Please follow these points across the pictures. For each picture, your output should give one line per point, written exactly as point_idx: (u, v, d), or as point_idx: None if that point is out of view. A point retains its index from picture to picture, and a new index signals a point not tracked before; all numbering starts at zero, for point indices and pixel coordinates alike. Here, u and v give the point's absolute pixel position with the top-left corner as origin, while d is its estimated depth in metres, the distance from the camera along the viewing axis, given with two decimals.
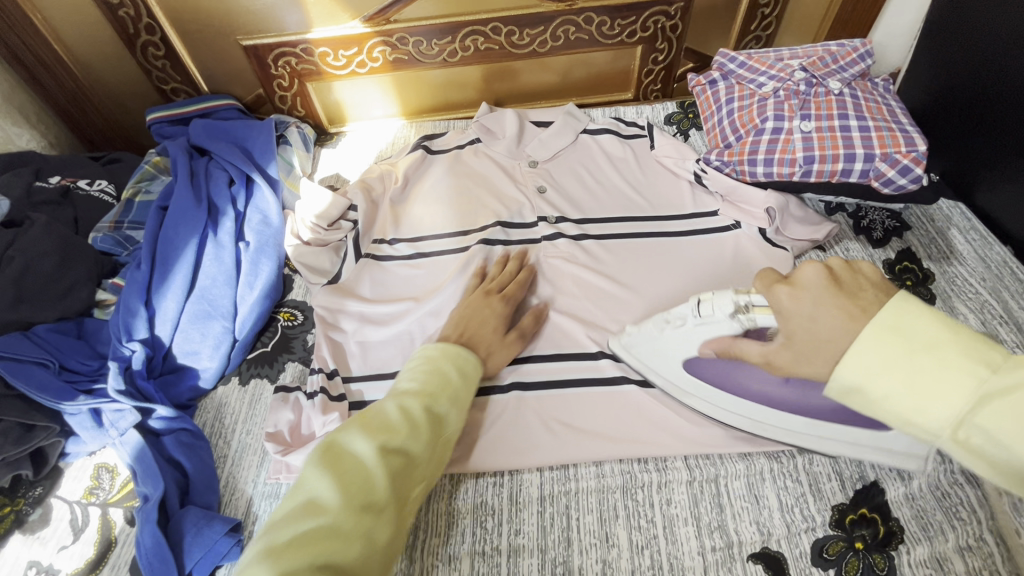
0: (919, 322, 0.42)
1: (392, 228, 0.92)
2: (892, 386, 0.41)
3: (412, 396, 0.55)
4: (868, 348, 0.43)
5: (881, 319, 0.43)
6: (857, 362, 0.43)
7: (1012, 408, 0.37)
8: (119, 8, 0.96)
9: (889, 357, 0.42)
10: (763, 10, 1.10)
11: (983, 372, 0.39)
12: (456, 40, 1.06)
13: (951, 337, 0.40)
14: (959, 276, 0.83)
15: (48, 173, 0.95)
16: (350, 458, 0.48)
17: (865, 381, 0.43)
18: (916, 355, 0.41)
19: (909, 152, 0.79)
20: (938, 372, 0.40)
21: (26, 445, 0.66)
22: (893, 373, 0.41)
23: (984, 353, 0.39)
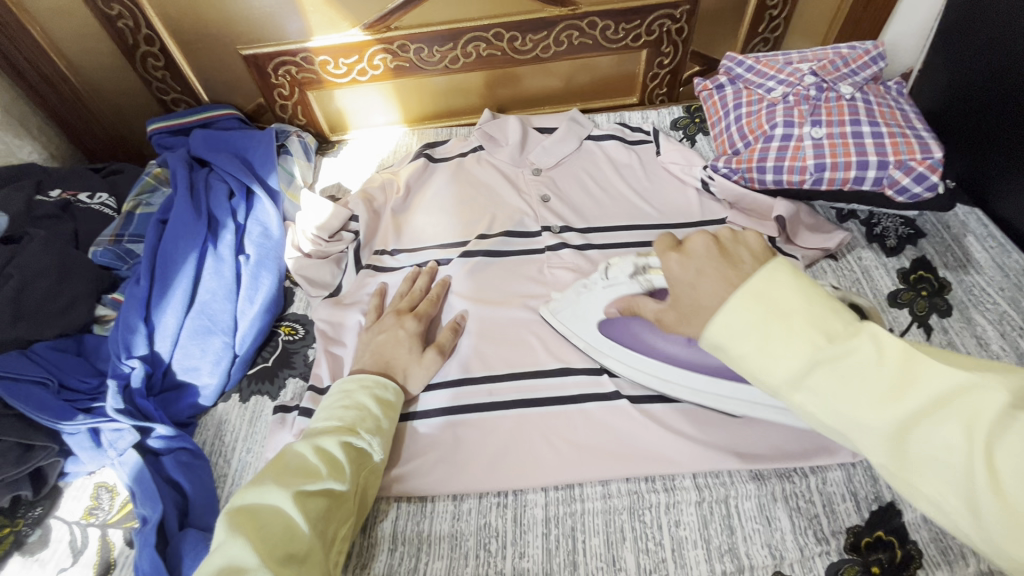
0: (779, 290, 0.42)
1: (393, 238, 0.90)
2: (749, 346, 0.42)
3: (330, 435, 0.59)
4: (735, 314, 0.42)
5: (751, 285, 0.42)
6: (729, 326, 0.42)
7: (840, 371, 0.39)
8: (118, 19, 0.96)
9: (749, 319, 0.42)
10: (770, 12, 1.08)
11: (821, 341, 0.39)
12: (458, 46, 1.04)
13: (802, 306, 0.41)
14: (976, 286, 0.81)
15: (49, 186, 0.95)
16: (266, 513, 0.50)
17: (730, 343, 0.42)
18: (776, 323, 0.41)
19: (924, 160, 0.76)
20: (786, 337, 0.40)
21: (25, 466, 0.66)
22: (757, 338, 0.41)
23: (826, 321, 0.40)
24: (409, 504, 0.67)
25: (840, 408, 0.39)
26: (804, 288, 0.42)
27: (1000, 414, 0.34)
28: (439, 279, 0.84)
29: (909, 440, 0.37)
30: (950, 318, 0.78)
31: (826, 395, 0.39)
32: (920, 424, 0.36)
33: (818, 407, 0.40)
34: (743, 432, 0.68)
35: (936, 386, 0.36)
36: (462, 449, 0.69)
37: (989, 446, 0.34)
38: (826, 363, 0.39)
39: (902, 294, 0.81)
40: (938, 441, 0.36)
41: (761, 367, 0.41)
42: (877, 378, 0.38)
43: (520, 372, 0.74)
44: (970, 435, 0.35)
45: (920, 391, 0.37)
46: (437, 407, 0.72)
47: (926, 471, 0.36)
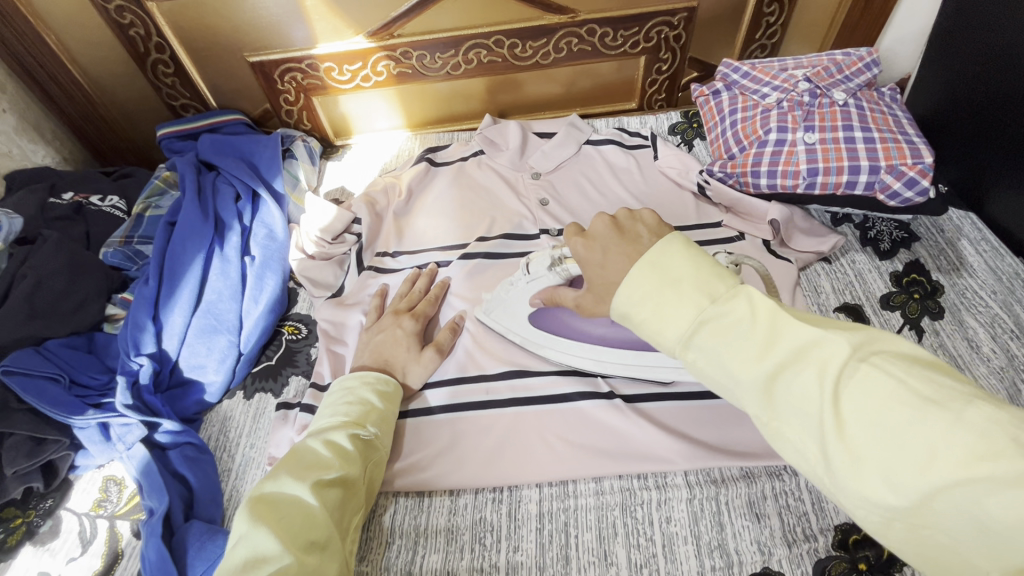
0: (675, 262, 0.46)
1: (395, 241, 0.92)
2: (648, 311, 0.45)
3: (339, 428, 0.61)
4: (634, 281, 0.46)
5: (648, 257, 0.47)
6: (632, 293, 0.46)
7: (720, 330, 0.42)
8: (130, 28, 0.99)
9: (647, 287, 0.45)
10: (767, 19, 1.09)
11: (705, 302, 0.43)
12: (459, 53, 1.07)
13: (691, 274, 0.45)
14: (969, 289, 0.82)
15: (62, 189, 0.98)
16: (285, 504, 0.52)
17: (634, 310, 0.46)
18: (667, 288, 0.45)
19: (915, 164, 0.77)
20: (674, 299, 0.44)
21: (37, 458, 0.68)
22: (654, 301, 0.45)
23: (711, 285, 0.44)
24: (407, 498, 0.68)
25: (719, 364, 0.42)
26: (695, 259, 0.46)
27: (845, 362, 0.38)
28: (439, 281, 0.86)
29: (776, 392, 0.40)
30: (942, 320, 0.79)
31: (711, 355, 0.43)
32: (783, 375, 0.40)
33: (705, 365, 0.43)
34: (734, 431, 0.69)
35: (796, 340, 0.40)
36: (459, 446, 0.71)
37: (837, 393, 0.38)
38: (709, 322, 0.42)
39: (894, 296, 0.82)
40: (797, 389, 0.39)
41: (655, 328, 0.45)
42: (749, 335, 0.41)
43: (516, 370, 0.76)
44: (822, 382, 0.38)
45: (784, 345, 0.40)
46: (435, 405, 0.74)
47: (789, 420, 0.40)
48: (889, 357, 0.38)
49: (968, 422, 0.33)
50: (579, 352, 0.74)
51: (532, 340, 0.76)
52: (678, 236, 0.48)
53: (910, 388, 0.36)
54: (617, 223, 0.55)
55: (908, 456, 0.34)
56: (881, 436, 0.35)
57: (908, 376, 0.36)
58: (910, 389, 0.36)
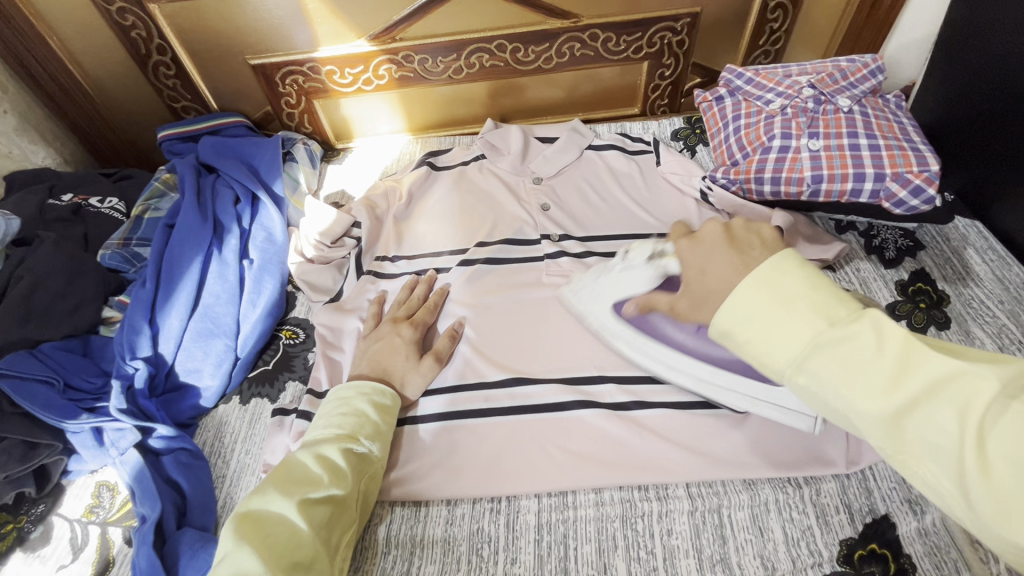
0: (786, 279, 0.46)
1: (395, 245, 0.91)
2: (755, 330, 0.46)
3: (331, 442, 0.60)
4: (743, 297, 0.47)
5: (758, 274, 0.47)
6: (737, 311, 0.47)
7: (843, 358, 0.43)
8: (131, 29, 0.98)
9: (757, 306, 0.46)
10: (770, 25, 1.09)
11: (823, 325, 0.43)
12: (461, 57, 1.06)
13: (808, 293, 0.45)
14: (975, 299, 0.81)
15: (61, 191, 0.97)
16: (271, 521, 0.52)
17: (736, 327, 0.47)
18: (781, 307, 0.45)
19: (921, 172, 0.76)
20: (787, 319, 0.45)
21: (29, 463, 0.67)
22: (765, 321, 0.45)
23: (832, 310, 0.44)
24: (404, 508, 0.67)
25: (842, 395, 0.43)
26: (814, 279, 0.46)
27: (992, 397, 0.38)
28: (438, 287, 0.85)
29: (906, 426, 0.40)
30: (949, 330, 0.78)
31: (830, 379, 0.43)
32: (914, 409, 0.40)
33: (819, 388, 0.44)
34: (738, 442, 0.68)
35: (932, 372, 0.40)
36: (457, 455, 0.69)
37: (978, 430, 0.38)
38: (831, 349, 0.43)
39: (899, 305, 0.81)
40: (931, 423, 0.39)
41: (767, 350, 0.46)
42: (875, 365, 0.42)
43: (515, 378, 0.75)
44: (960, 419, 0.38)
45: (917, 376, 0.40)
46: (433, 412, 0.73)
47: (919, 455, 0.40)
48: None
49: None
50: (655, 354, 0.70)
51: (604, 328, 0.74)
52: (793, 255, 0.48)
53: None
54: (729, 231, 0.54)
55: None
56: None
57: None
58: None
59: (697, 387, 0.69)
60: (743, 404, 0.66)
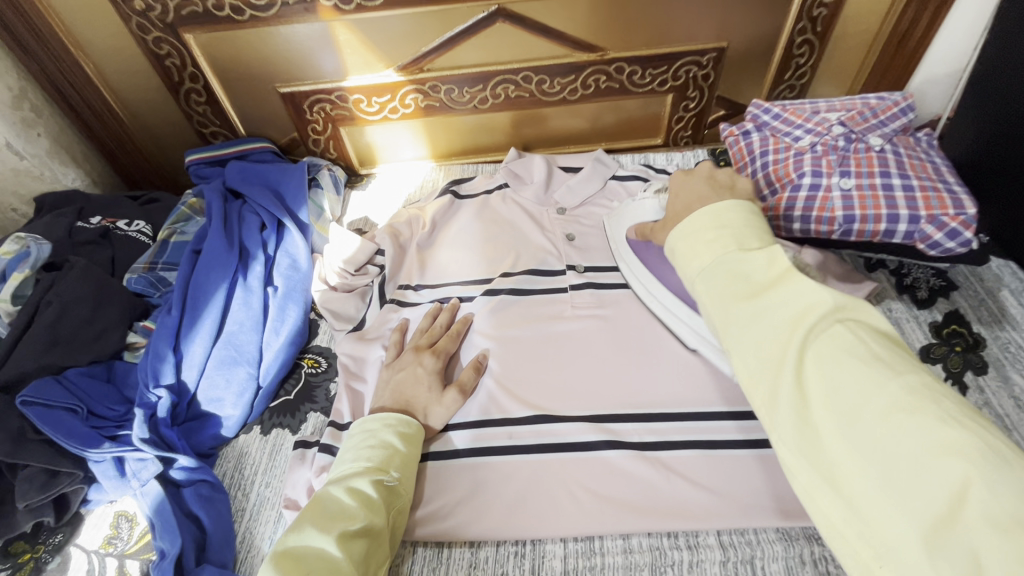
0: (732, 216, 0.56)
1: (418, 274, 0.91)
2: (688, 246, 0.57)
3: (363, 474, 0.60)
4: (693, 220, 0.57)
5: (714, 208, 0.57)
6: (688, 232, 0.58)
7: (733, 274, 0.51)
8: (166, 58, 1.00)
9: (695, 227, 0.57)
10: (797, 60, 1.09)
11: (733, 248, 0.53)
12: (487, 87, 1.07)
13: (739, 228, 0.55)
14: (1013, 343, 0.79)
15: (90, 213, 0.98)
16: (310, 558, 0.51)
17: (680, 244, 0.58)
18: (712, 232, 0.55)
19: (958, 215, 0.75)
20: (711, 240, 0.55)
21: (49, 492, 0.67)
22: (696, 239, 0.56)
23: (746, 240, 0.53)
24: (426, 548, 0.66)
25: (714, 298, 0.52)
26: (753, 221, 0.56)
27: (823, 318, 0.45)
28: (461, 317, 0.85)
29: (750, 329, 0.48)
30: (986, 375, 0.76)
31: (714, 289, 0.52)
32: (763, 318, 0.47)
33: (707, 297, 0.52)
34: (770, 490, 0.66)
35: (791, 291, 0.47)
36: (480, 495, 0.68)
37: (805, 340, 0.45)
38: (730, 265, 0.52)
39: (934, 348, 0.79)
40: (772, 330, 0.46)
41: (688, 258, 0.56)
42: (748, 278, 0.50)
43: (539, 415, 0.73)
44: (794, 330, 0.45)
45: (778, 293, 0.48)
46: (458, 449, 0.71)
47: (750, 355, 0.47)
48: (864, 326, 0.44)
49: (902, 381, 0.40)
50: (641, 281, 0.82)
51: (615, 243, 0.89)
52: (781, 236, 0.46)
53: (868, 348, 0.42)
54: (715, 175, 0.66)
55: (844, 401, 0.41)
56: (827, 381, 0.42)
57: (872, 341, 0.43)
58: (866, 347, 0.42)
59: (661, 315, 0.79)
60: (694, 341, 0.75)
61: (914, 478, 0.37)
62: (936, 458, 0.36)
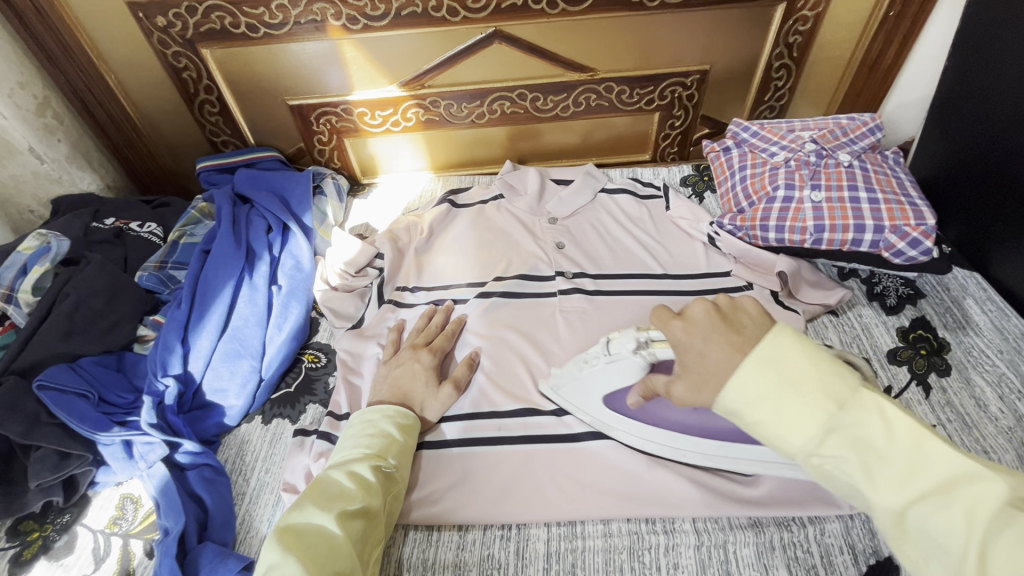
0: (789, 355, 0.46)
1: (415, 277, 0.96)
2: (762, 414, 0.45)
3: (362, 459, 0.64)
4: (749, 373, 0.46)
5: (761, 352, 0.46)
6: (743, 388, 0.46)
7: (854, 450, 0.43)
8: (184, 71, 1.07)
9: (761, 387, 0.45)
10: (776, 83, 1.16)
11: (833, 409, 0.43)
12: (484, 104, 1.14)
13: (815, 373, 0.45)
14: (975, 347, 0.83)
15: (105, 215, 1.03)
16: (311, 535, 0.55)
17: (744, 407, 0.46)
18: (789, 389, 0.44)
19: (918, 226, 0.82)
20: (795, 405, 0.44)
21: (61, 472, 0.70)
22: (770, 403, 0.45)
23: (834, 389, 0.44)
24: (417, 531, 0.70)
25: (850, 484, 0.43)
26: (821, 359, 0.45)
27: (1004, 506, 0.38)
28: (455, 317, 0.89)
29: (910, 519, 0.41)
30: (949, 377, 0.80)
31: (832, 464, 0.44)
32: (922, 505, 0.41)
33: (828, 472, 0.44)
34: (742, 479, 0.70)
35: (939, 469, 0.41)
36: (469, 482, 0.72)
37: (986, 539, 0.38)
38: (842, 432, 0.43)
39: (901, 351, 0.84)
40: (935, 518, 0.40)
41: (776, 431, 0.45)
42: (879, 455, 0.42)
43: (527, 409, 0.78)
44: (970, 524, 0.39)
45: (927, 476, 0.41)
46: (450, 438, 0.75)
47: (921, 549, 0.41)
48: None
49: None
50: (667, 443, 0.70)
51: (608, 423, 0.72)
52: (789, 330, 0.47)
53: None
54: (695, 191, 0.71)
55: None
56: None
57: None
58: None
59: (707, 463, 0.69)
60: (756, 467, 0.68)
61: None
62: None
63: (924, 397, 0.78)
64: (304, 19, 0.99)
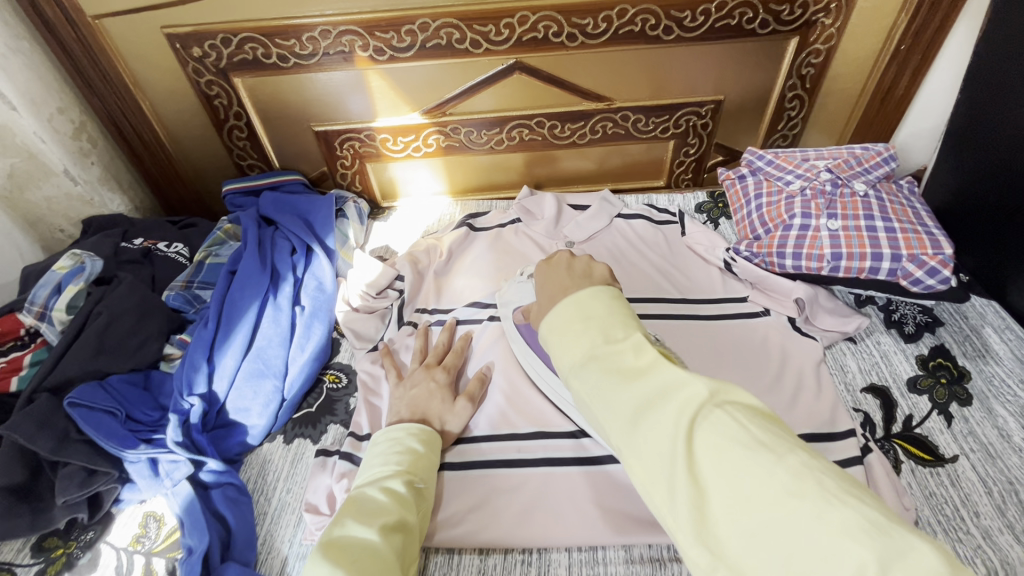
0: (596, 304, 0.53)
1: (434, 298, 0.98)
2: (558, 341, 0.52)
3: (394, 475, 0.64)
4: (559, 310, 0.54)
5: (577, 298, 0.54)
6: (553, 322, 0.54)
7: (608, 369, 0.47)
8: (215, 98, 1.11)
9: (561, 323, 0.53)
10: (789, 113, 1.18)
11: (600, 342, 0.49)
12: (503, 131, 1.17)
13: (603, 317, 0.51)
14: (996, 376, 0.83)
15: (133, 235, 1.06)
16: (356, 548, 0.54)
17: (550, 335, 0.54)
18: (578, 324, 0.51)
19: (936, 255, 0.83)
20: (576, 333, 0.51)
21: (87, 489, 0.71)
22: (565, 331, 0.52)
23: (612, 330, 0.50)
24: (439, 554, 0.70)
25: (596, 400, 0.47)
26: (615, 308, 0.52)
27: (701, 403, 0.42)
28: (462, 334, 0.90)
29: (639, 426, 0.43)
30: (971, 407, 0.80)
31: (590, 382, 0.47)
32: (646, 409, 0.43)
33: (588, 394, 0.48)
34: None
35: (662, 379, 0.44)
36: (490, 504, 0.72)
37: (691, 432, 0.41)
38: (600, 356, 0.48)
39: (921, 380, 0.84)
40: (657, 423, 0.42)
41: (561, 351, 0.51)
42: (624, 372, 0.46)
43: (547, 430, 0.78)
44: (677, 422, 0.41)
45: (653, 386, 0.44)
46: (472, 460, 0.76)
47: (646, 458, 0.42)
48: (742, 408, 0.42)
49: (790, 465, 0.37)
50: (528, 362, 0.81)
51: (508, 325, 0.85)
52: (610, 288, 0.55)
53: (749, 433, 0.39)
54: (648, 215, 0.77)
55: (736, 493, 0.37)
56: (726, 475, 0.38)
57: None
58: (748, 432, 0.39)
59: (551, 395, 0.78)
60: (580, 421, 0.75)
61: (819, 565, 0.33)
62: (833, 542, 0.33)
63: (946, 426, 0.78)
64: (333, 50, 1.03)
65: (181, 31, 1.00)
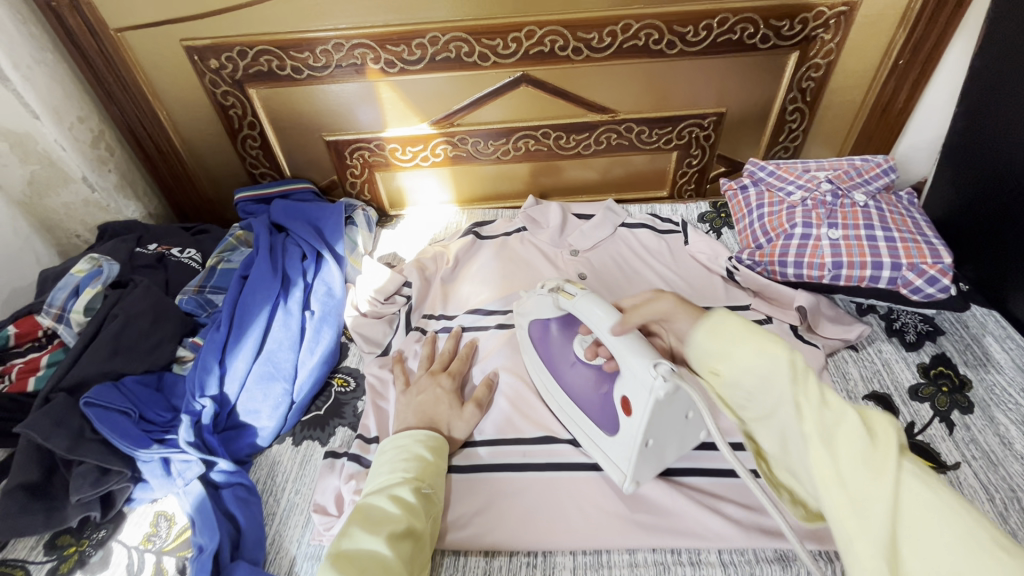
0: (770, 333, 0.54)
1: (441, 304, 1.00)
2: (739, 348, 0.52)
3: (402, 483, 0.65)
4: (734, 326, 0.55)
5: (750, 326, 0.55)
6: (734, 337, 0.54)
7: (813, 393, 0.48)
8: (230, 108, 1.14)
9: (738, 335, 0.54)
10: (790, 125, 1.20)
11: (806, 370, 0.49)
12: (509, 141, 1.20)
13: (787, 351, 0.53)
14: (997, 385, 0.84)
15: (148, 241, 1.08)
16: (364, 558, 0.56)
17: (721, 347, 0.54)
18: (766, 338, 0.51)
19: (935, 264, 0.84)
20: (769, 350, 0.51)
21: (100, 488, 0.72)
22: (758, 347, 0.51)
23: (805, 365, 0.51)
24: (444, 556, 0.70)
25: (788, 412, 0.48)
26: None
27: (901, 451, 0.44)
28: (466, 341, 0.91)
29: (836, 451, 0.45)
30: (972, 414, 0.81)
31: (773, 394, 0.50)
32: (851, 437, 0.45)
33: (757, 400, 0.51)
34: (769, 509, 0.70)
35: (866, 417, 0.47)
36: (495, 507, 0.73)
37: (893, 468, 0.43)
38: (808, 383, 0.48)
39: (922, 388, 0.85)
40: (860, 454, 0.44)
41: (746, 359, 0.51)
42: (830, 399, 0.48)
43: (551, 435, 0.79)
44: (885, 457, 0.44)
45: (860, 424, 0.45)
46: (479, 463, 0.77)
47: (837, 478, 0.45)
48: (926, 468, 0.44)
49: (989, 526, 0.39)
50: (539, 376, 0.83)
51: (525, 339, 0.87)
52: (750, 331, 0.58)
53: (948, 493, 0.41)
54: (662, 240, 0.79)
55: (932, 531, 0.40)
56: (921, 512, 0.41)
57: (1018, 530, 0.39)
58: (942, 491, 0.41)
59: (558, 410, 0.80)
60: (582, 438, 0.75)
61: None
62: None
63: (948, 434, 0.79)
64: (345, 62, 1.06)
65: (199, 44, 1.04)
